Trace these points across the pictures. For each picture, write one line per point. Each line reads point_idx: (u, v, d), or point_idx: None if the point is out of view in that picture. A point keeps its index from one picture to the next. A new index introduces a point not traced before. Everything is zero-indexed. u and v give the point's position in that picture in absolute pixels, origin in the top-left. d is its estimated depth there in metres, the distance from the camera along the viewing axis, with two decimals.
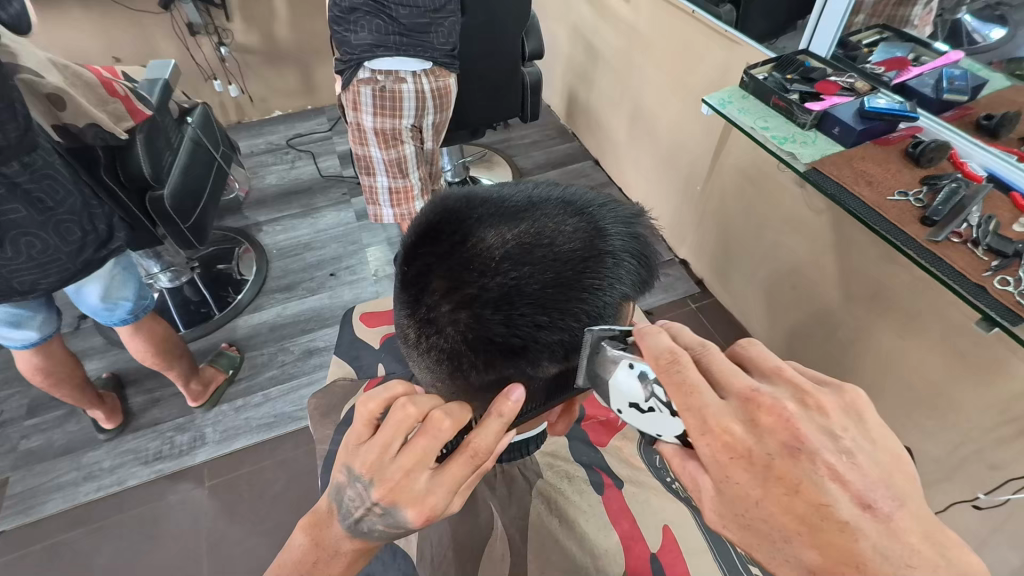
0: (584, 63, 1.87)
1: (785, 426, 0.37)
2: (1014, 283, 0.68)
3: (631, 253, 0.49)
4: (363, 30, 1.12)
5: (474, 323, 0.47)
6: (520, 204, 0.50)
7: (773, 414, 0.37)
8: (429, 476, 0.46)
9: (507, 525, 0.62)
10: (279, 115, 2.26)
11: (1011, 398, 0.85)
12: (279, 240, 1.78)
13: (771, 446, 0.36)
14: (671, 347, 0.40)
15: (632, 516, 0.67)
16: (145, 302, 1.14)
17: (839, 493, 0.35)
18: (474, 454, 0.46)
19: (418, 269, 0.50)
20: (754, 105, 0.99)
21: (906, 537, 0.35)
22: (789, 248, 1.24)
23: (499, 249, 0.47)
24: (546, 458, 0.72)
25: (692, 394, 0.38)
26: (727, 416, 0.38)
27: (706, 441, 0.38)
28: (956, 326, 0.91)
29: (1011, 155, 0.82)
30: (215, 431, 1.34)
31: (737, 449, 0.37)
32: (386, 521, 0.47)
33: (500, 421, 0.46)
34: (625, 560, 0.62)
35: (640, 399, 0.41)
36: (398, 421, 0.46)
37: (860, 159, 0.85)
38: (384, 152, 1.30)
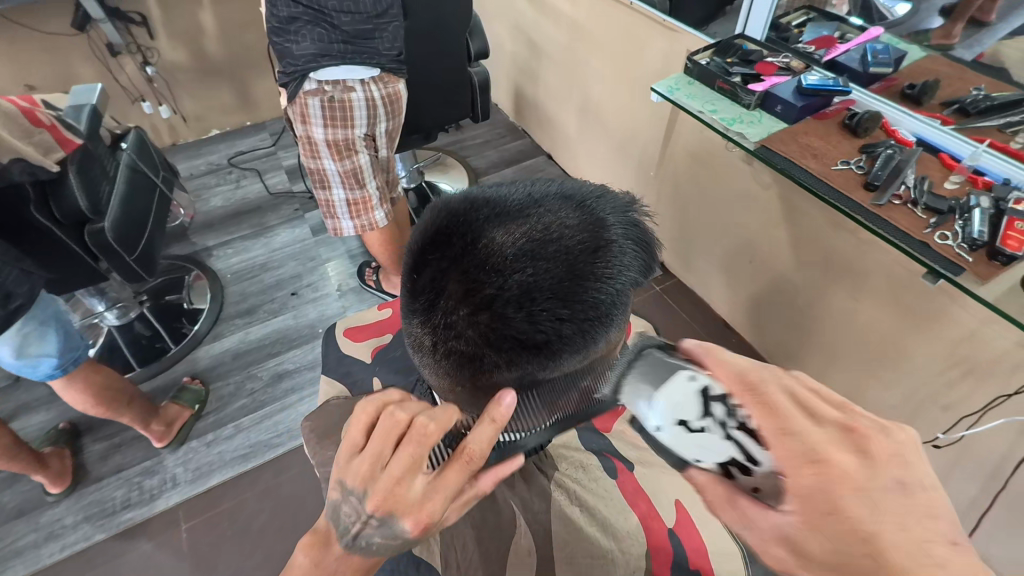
0: (528, 59, 1.89)
1: (861, 442, 0.42)
2: (952, 236, 0.74)
3: (635, 239, 0.51)
4: (305, 40, 1.08)
5: (495, 324, 0.47)
6: (523, 201, 0.51)
7: (882, 447, 0.42)
8: (425, 482, 0.46)
9: (530, 520, 0.63)
10: (217, 134, 2.16)
11: (956, 342, 0.93)
12: (233, 264, 1.71)
13: (886, 481, 0.41)
14: (755, 368, 0.46)
15: (647, 497, 0.69)
16: (72, 354, 1.04)
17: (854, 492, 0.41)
18: (468, 460, 0.46)
19: (431, 276, 0.50)
20: (700, 90, 1.02)
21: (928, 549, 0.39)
22: (743, 224, 1.29)
23: (511, 247, 0.47)
24: (560, 450, 0.72)
25: (790, 419, 0.43)
26: (834, 446, 0.42)
27: (814, 471, 0.41)
28: (901, 282, 0.98)
29: (935, 120, 0.89)
30: (187, 470, 1.28)
31: (853, 483, 0.41)
32: (382, 532, 0.46)
33: (492, 425, 0.46)
34: (647, 538, 0.63)
35: (696, 417, 0.46)
36: (387, 429, 0.46)
37: (804, 133, 0.90)
38: (338, 163, 1.26)
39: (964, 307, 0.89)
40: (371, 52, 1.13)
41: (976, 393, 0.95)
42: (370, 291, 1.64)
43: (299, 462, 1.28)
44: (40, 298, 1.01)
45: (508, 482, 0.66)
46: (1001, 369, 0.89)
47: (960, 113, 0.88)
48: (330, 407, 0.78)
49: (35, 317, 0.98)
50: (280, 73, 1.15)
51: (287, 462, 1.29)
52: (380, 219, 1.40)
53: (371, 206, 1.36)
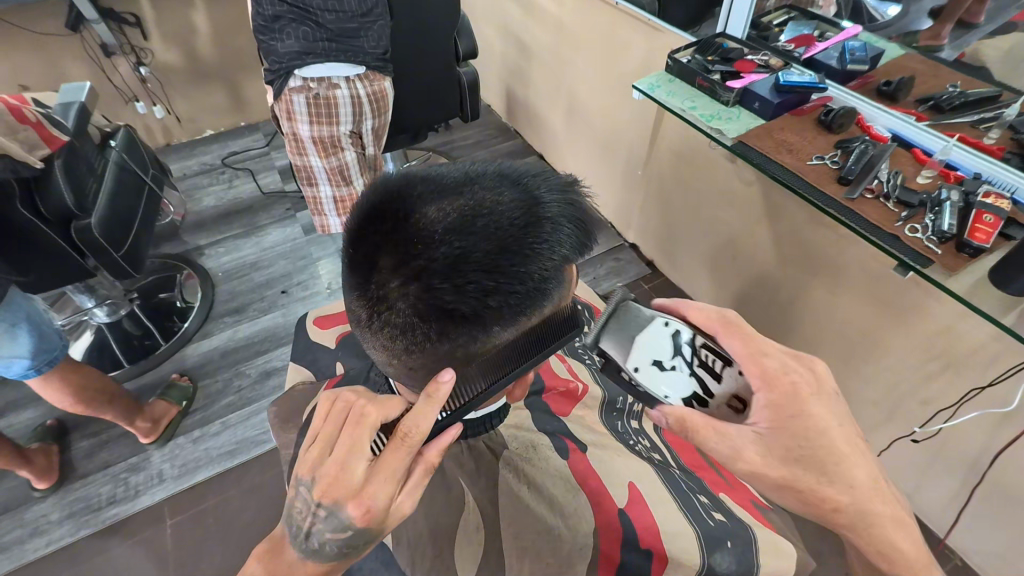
0: (518, 60, 1.90)
1: (817, 378, 0.58)
2: (921, 229, 0.75)
3: (569, 216, 0.51)
4: (290, 37, 1.10)
5: (425, 295, 0.48)
6: (457, 178, 0.51)
7: (810, 367, 0.58)
8: (366, 465, 0.48)
9: (479, 498, 0.62)
10: (210, 134, 2.17)
11: (932, 336, 0.94)
12: (223, 263, 1.72)
13: (814, 388, 0.57)
14: (718, 313, 0.61)
15: (598, 475, 0.68)
16: (47, 354, 1.02)
17: (838, 421, 0.56)
18: (404, 437, 0.48)
19: (365, 250, 0.51)
20: (680, 88, 1.03)
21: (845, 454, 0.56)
22: (726, 221, 1.30)
23: (441, 222, 0.48)
24: (511, 430, 0.71)
25: (756, 344, 0.57)
26: (784, 366, 0.57)
27: (771, 383, 0.55)
28: (877, 277, 0.99)
29: (910, 117, 0.90)
30: (173, 467, 1.28)
31: (790, 390, 0.55)
32: (330, 521, 0.48)
33: (428, 401, 0.49)
34: (594, 515, 0.63)
35: (669, 357, 0.56)
36: (331, 415, 0.50)
37: (781, 129, 0.91)
38: (324, 160, 1.28)
39: (939, 301, 0.90)
40: (356, 50, 1.15)
41: (952, 387, 0.96)
42: None
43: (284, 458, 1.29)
44: (10, 299, 0.97)
45: (457, 461, 0.66)
46: (975, 361, 0.90)
47: (934, 110, 0.89)
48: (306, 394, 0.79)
49: (4, 318, 0.94)
50: (264, 69, 1.17)
51: (271, 459, 1.29)
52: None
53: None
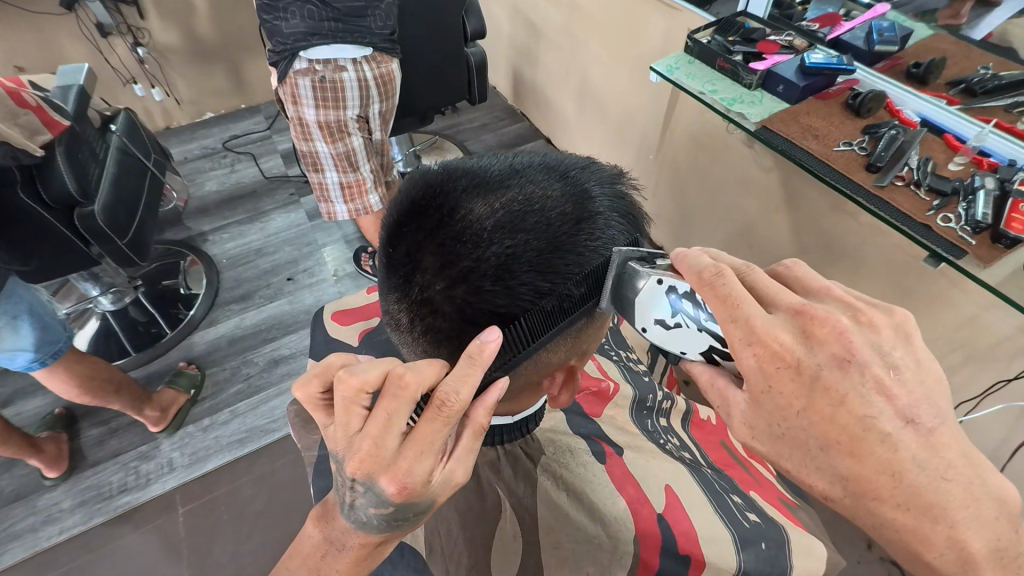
0: (527, 41, 1.85)
1: (839, 339, 0.38)
2: (954, 219, 0.72)
3: (618, 211, 0.50)
4: (295, 17, 1.05)
5: (474, 297, 0.47)
6: (501, 172, 0.50)
7: (828, 326, 0.38)
8: (399, 441, 0.44)
9: (515, 504, 0.62)
10: (211, 117, 2.13)
11: (956, 328, 0.92)
12: (229, 249, 1.69)
13: (821, 358, 0.38)
14: (713, 263, 0.41)
15: (636, 482, 0.69)
16: (51, 345, 1.01)
17: (883, 404, 0.37)
18: (441, 407, 0.43)
19: (407, 249, 0.49)
20: (701, 70, 1.00)
21: (944, 452, 0.38)
22: (743, 208, 1.27)
23: (489, 220, 0.46)
24: (547, 434, 0.71)
25: (739, 304, 0.39)
26: (777, 327, 0.39)
27: (752, 351, 0.39)
28: (901, 268, 0.96)
29: (941, 100, 0.86)
30: (183, 455, 1.28)
31: (786, 358, 0.38)
32: (369, 498, 0.46)
33: (470, 364, 0.44)
34: (636, 523, 0.63)
35: (668, 315, 0.43)
36: (346, 397, 0.45)
37: (806, 114, 0.88)
38: (331, 146, 1.24)
39: (963, 291, 0.88)
40: (362, 30, 1.10)
41: (974, 378, 0.94)
42: (366, 276, 1.63)
43: (291, 448, 1.28)
44: (11, 290, 0.95)
45: (493, 466, 0.65)
46: (1000, 355, 0.88)
47: (967, 94, 0.85)
48: None
49: (5, 311, 0.92)
50: (270, 50, 1.13)
51: (283, 447, 1.29)
52: (373, 202, 1.38)
53: (364, 189, 1.35)
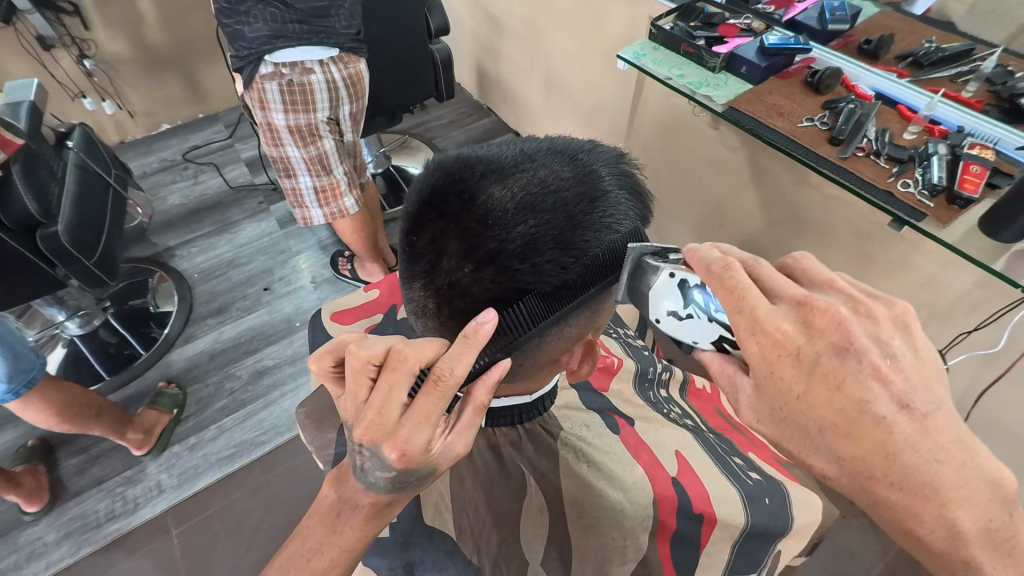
0: (489, 35, 1.85)
1: (839, 328, 0.40)
2: (914, 184, 0.77)
3: (626, 188, 0.53)
4: (257, 20, 1.03)
5: (499, 278, 0.49)
6: (515, 157, 0.52)
7: (828, 316, 0.40)
8: (401, 411, 0.46)
9: (539, 480, 0.65)
10: (167, 129, 2.06)
11: (917, 288, 0.98)
12: (199, 263, 1.65)
13: (821, 346, 0.40)
14: (722, 256, 0.44)
15: (650, 450, 0.75)
16: (27, 376, 0.97)
17: (879, 389, 0.39)
18: (439, 380, 0.45)
19: (431, 236, 0.52)
20: (666, 56, 1.03)
21: (934, 435, 0.40)
22: (712, 188, 1.32)
23: (509, 202, 0.48)
24: (563, 411, 0.76)
25: (745, 296, 0.42)
26: (779, 317, 0.41)
27: (756, 340, 0.41)
28: (865, 235, 1.02)
29: (891, 73, 0.90)
30: (171, 476, 1.25)
31: (787, 346, 0.41)
32: (376, 464, 0.48)
33: (466, 343, 0.46)
34: (653, 486, 0.69)
35: (680, 307, 0.45)
36: (355, 370, 0.47)
37: (769, 93, 0.91)
38: (302, 150, 1.22)
39: (922, 252, 0.94)
40: (327, 31, 1.09)
41: (937, 334, 1.00)
42: (344, 281, 1.61)
43: (285, 459, 1.27)
44: None
45: (514, 444, 0.69)
46: (958, 310, 0.94)
47: (914, 66, 0.90)
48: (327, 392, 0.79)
49: None
50: (233, 55, 1.10)
51: (276, 458, 1.27)
52: (349, 205, 1.36)
53: (339, 193, 1.32)
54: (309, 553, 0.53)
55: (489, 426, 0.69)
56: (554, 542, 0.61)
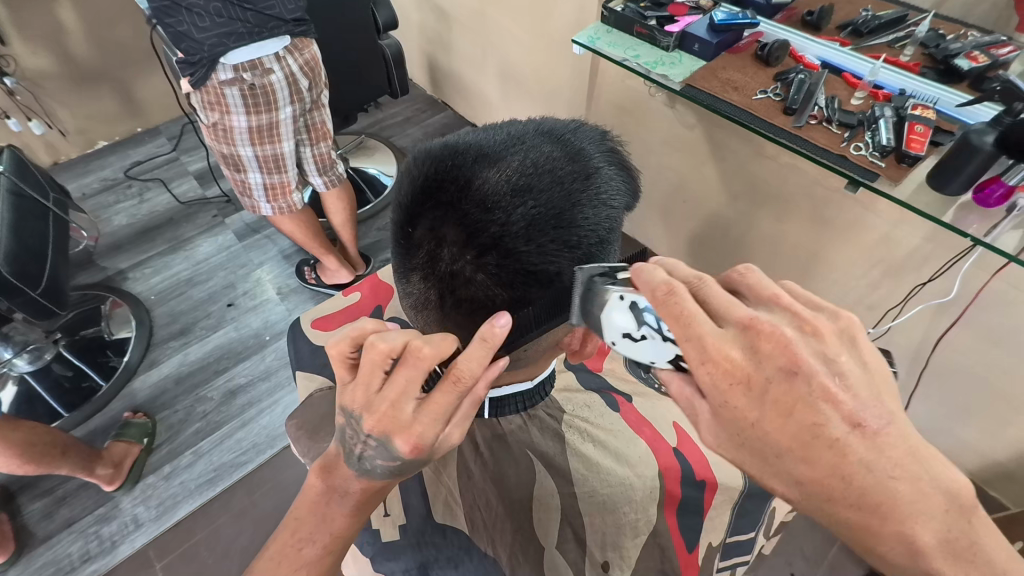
0: (438, 28, 1.82)
1: (785, 351, 0.36)
2: (865, 147, 0.80)
3: (615, 164, 0.54)
4: (204, 19, 0.98)
5: (503, 262, 0.49)
6: (505, 140, 0.52)
7: (773, 339, 0.37)
8: (415, 406, 0.49)
9: (548, 465, 0.68)
10: (105, 146, 1.94)
11: (873, 247, 1.03)
12: (155, 284, 1.57)
13: (769, 371, 0.37)
14: (667, 279, 0.39)
15: (651, 424, 0.80)
16: None
17: (831, 411, 0.36)
18: (457, 380, 0.47)
19: (429, 227, 0.51)
20: (620, 38, 1.04)
21: (890, 451, 0.37)
22: (674, 167, 1.34)
23: (505, 185, 0.48)
24: (564, 394, 0.79)
25: (693, 323, 0.38)
26: (727, 343, 0.37)
27: (706, 369, 0.37)
28: (821, 200, 1.06)
29: (834, 43, 0.93)
30: (148, 508, 1.19)
31: (737, 374, 0.37)
32: (381, 453, 0.51)
33: (483, 344, 0.46)
34: (657, 459, 0.74)
35: (633, 328, 0.41)
36: (373, 360, 0.48)
37: (723, 68, 0.94)
38: (258, 149, 1.17)
39: (875, 213, 0.99)
40: (275, 20, 1.05)
41: (895, 290, 1.05)
42: (312, 289, 1.57)
43: (269, 478, 1.23)
44: None
45: (523, 431, 0.70)
46: (914, 262, 0.98)
47: (855, 35, 0.93)
48: (313, 403, 0.77)
49: None
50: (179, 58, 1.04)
51: (259, 478, 1.23)
52: (298, 200, 1.30)
53: (288, 188, 1.27)
54: (298, 543, 0.52)
55: (494, 417, 0.70)
56: (567, 521, 0.64)
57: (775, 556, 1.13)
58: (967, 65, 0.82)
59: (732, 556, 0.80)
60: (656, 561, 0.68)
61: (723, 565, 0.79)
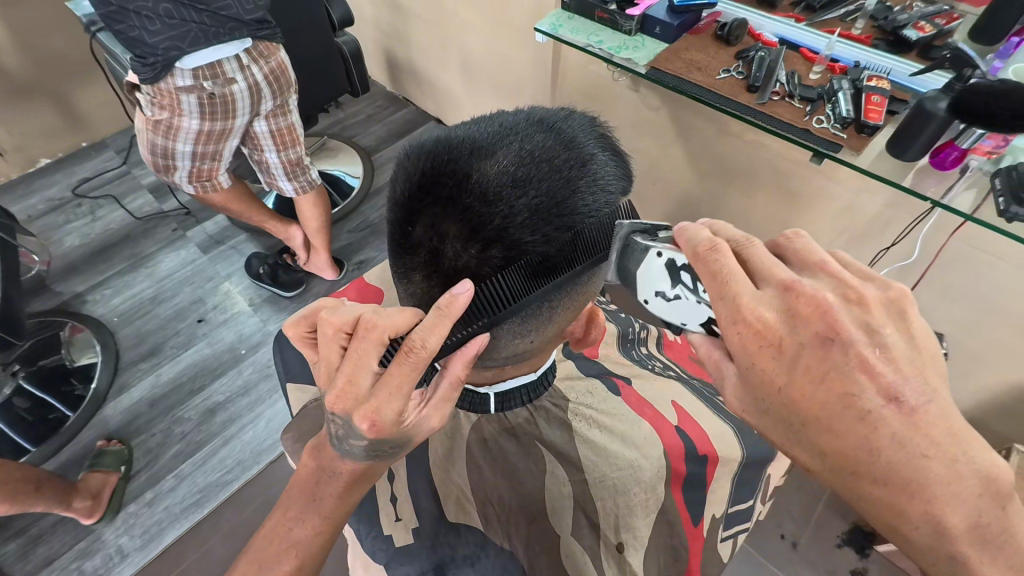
0: (393, 22, 1.79)
1: (823, 317, 0.39)
2: (826, 119, 0.82)
3: (608, 149, 0.54)
4: (155, 21, 0.93)
5: (508, 254, 0.49)
6: (498, 131, 0.52)
7: (813, 303, 0.39)
8: (372, 380, 0.50)
9: (557, 454, 0.69)
10: (48, 163, 1.84)
11: (838, 217, 1.07)
12: (116, 305, 1.50)
13: (804, 336, 0.39)
14: (709, 238, 0.43)
15: (651, 404, 0.81)
16: None
17: (867, 383, 0.38)
18: (410, 352, 0.48)
19: (429, 224, 0.51)
20: (583, 23, 1.04)
21: (928, 429, 0.38)
22: (642, 149, 1.36)
23: (504, 177, 0.48)
24: (567, 382, 0.79)
25: (731, 282, 0.41)
26: (762, 304, 0.40)
27: (737, 329, 0.40)
28: (785, 174, 1.09)
29: (790, 19, 0.95)
30: (133, 538, 1.15)
31: (767, 337, 0.40)
32: (349, 431, 0.52)
33: (439, 315, 0.48)
34: (662, 440, 0.75)
35: (667, 287, 0.45)
36: (329, 336, 0.52)
37: (686, 49, 0.95)
38: (199, 146, 1.13)
39: (839, 184, 1.02)
40: (233, 21, 1.00)
41: (861, 256, 1.10)
42: (288, 298, 1.53)
43: (258, 494, 1.20)
44: None
45: (530, 423, 0.71)
46: (877, 228, 1.03)
47: (808, 10, 0.95)
48: (305, 414, 0.75)
49: None
50: (131, 58, 0.99)
51: (246, 496, 1.20)
52: (224, 180, 1.26)
53: (215, 172, 1.23)
54: (290, 522, 0.57)
55: (500, 413, 0.70)
56: (579, 507, 0.66)
57: (765, 520, 1.17)
58: (915, 35, 0.85)
59: (734, 523, 0.83)
60: (665, 536, 0.71)
61: (727, 533, 0.82)
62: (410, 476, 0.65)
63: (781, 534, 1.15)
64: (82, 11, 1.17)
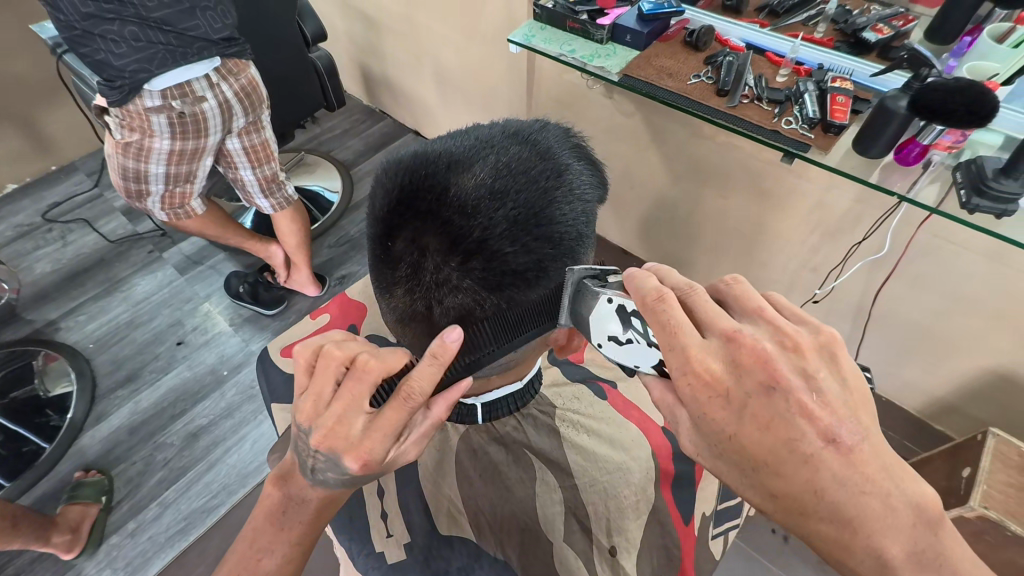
0: (367, 36, 1.79)
1: (762, 366, 0.41)
2: (795, 120, 0.85)
3: (582, 159, 0.55)
4: (120, 44, 0.93)
5: (489, 265, 0.49)
6: (474, 144, 0.52)
7: (753, 353, 0.41)
8: (365, 422, 0.51)
9: (546, 459, 0.69)
10: (15, 189, 1.79)
11: (811, 214, 1.10)
12: (91, 331, 1.46)
13: (749, 386, 0.41)
14: (657, 287, 0.44)
15: (638, 406, 0.82)
16: None
17: (807, 426, 0.40)
18: (406, 398, 0.49)
19: (411, 238, 0.51)
20: (555, 34, 1.06)
21: (863, 467, 0.39)
22: (617, 154, 1.37)
23: (482, 190, 0.49)
24: (553, 389, 0.80)
25: (678, 332, 0.42)
26: (709, 353, 0.42)
27: (686, 379, 0.42)
28: (757, 173, 1.12)
29: (754, 25, 0.98)
30: (116, 570, 1.12)
31: (716, 387, 0.41)
32: (330, 466, 0.51)
33: (434, 363, 0.50)
34: (649, 441, 0.76)
35: (619, 332, 0.47)
36: (329, 367, 0.51)
37: (656, 56, 0.97)
38: (172, 167, 1.12)
39: (810, 183, 1.05)
40: (201, 40, 0.99)
41: (835, 252, 1.13)
42: (269, 316, 1.51)
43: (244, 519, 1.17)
44: None
45: (519, 430, 0.71)
46: (848, 223, 1.05)
47: (772, 16, 0.98)
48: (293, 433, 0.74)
49: None
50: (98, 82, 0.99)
51: (231, 522, 1.17)
52: (197, 206, 1.25)
53: (188, 196, 1.21)
54: (259, 553, 0.55)
55: (489, 422, 0.70)
56: (571, 512, 0.66)
57: (756, 516, 1.18)
58: (874, 37, 0.88)
59: (724, 521, 0.83)
60: (658, 536, 0.72)
61: (717, 531, 0.82)
62: (402, 491, 0.65)
63: (773, 529, 1.17)
64: (48, 34, 1.15)
